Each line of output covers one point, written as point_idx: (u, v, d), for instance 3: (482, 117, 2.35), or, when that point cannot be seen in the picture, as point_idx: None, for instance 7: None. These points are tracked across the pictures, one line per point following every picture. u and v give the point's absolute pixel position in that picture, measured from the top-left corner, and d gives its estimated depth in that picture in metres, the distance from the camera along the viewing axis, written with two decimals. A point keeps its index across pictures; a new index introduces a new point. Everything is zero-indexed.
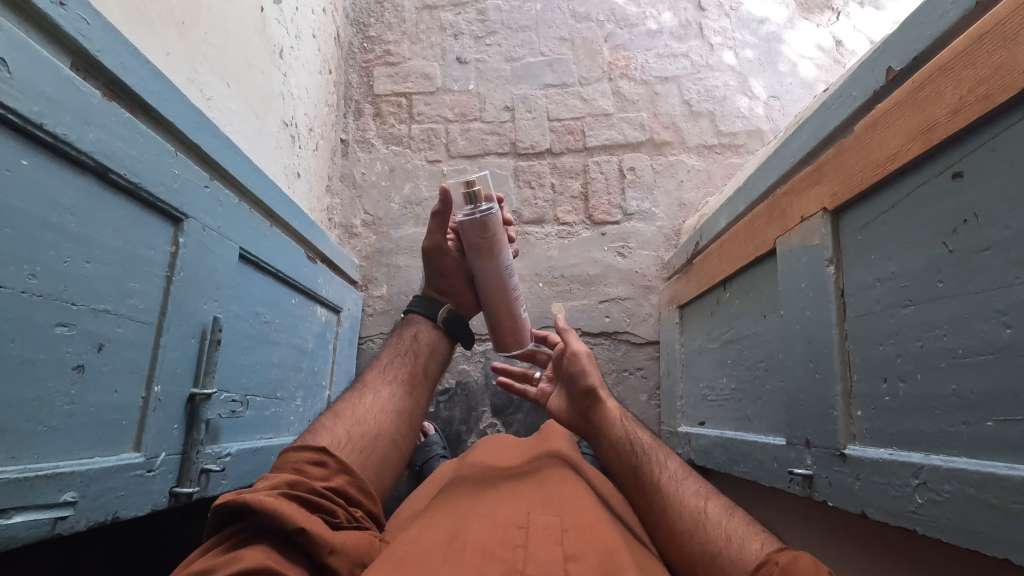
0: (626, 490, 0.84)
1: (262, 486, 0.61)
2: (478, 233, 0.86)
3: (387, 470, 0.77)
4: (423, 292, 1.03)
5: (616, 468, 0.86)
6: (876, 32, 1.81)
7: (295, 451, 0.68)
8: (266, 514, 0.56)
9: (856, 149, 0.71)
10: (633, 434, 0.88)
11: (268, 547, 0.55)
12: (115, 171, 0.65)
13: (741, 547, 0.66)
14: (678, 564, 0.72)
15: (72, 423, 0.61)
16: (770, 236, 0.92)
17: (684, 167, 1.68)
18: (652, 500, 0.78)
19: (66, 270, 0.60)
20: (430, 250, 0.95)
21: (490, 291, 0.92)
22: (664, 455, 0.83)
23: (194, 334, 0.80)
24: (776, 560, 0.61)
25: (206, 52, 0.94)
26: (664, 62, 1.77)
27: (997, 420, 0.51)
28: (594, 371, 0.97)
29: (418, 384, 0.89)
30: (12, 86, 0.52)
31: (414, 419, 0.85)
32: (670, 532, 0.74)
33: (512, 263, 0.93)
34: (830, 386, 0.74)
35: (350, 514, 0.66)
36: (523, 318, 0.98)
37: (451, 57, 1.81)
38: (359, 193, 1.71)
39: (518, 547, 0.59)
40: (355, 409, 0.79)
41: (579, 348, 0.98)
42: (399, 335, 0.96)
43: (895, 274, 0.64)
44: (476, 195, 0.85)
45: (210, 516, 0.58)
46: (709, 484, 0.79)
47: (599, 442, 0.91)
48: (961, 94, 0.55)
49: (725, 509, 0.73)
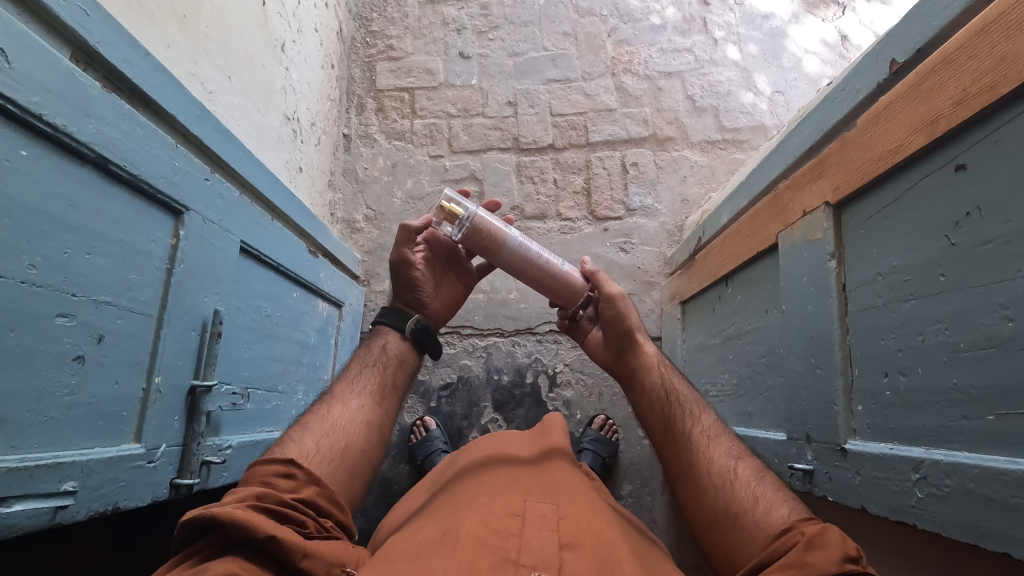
0: (656, 440, 0.84)
1: (229, 500, 0.60)
2: (473, 240, 0.94)
3: (356, 480, 0.76)
4: (393, 304, 1.04)
5: (649, 418, 0.87)
6: (882, 27, 1.79)
7: (263, 463, 0.67)
8: (235, 526, 0.55)
9: (859, 143, 0.70)
10: (671, 387, 0.88)
11: (238, 559, 0.54)
12: (115, 163, 0.65)
13: (767, 513, 0.66)
14: (694, 519, 0.73)
15: (72, 414, 0.61)
16: (772, 231, 0.91)
17: (687, 163, 1.67)
18: (680, 455, 0.78)
19: (66, 261, 0.60)
20: (397, 263, 1.00)
21: (524, 271, 0.96)
22: (699, 410, 0.83)
23: (195, 327, 0.81)
24: (802, 529, 0.61)
25: (207, 45, 0.93)
26: (668, 58, 1.76)
27: (997, 414, 0.51)
28: (631, 310, 0.97)
29: (388, 395, 0.88)
30: (11, 77, 0.52)
31: (384, 429, 0.84)
32: (690, 488, 0.75)
33: (523, 236, 0.96)
34: (831, 381, 0.73)
35: (320, 525, 0.65)
36: (569, 270, 0.99)
37: (454, 52, 1.80)
38: (362, 188, 1.71)
39: (512, 536, 0.59)
40: (324, 420, 0.78)
41: (615, 289, 0.97)
42: (367, 347, 0.94)
43: (897, 268, 0.64)
44: (452, 209, 0.93)
45: (177, 532, 0.57)
46: (742, 444, 0.78)
47: (635, 387, 0.93)
48: (964, 86, 0.54)
49: (756, 472, 0.72)
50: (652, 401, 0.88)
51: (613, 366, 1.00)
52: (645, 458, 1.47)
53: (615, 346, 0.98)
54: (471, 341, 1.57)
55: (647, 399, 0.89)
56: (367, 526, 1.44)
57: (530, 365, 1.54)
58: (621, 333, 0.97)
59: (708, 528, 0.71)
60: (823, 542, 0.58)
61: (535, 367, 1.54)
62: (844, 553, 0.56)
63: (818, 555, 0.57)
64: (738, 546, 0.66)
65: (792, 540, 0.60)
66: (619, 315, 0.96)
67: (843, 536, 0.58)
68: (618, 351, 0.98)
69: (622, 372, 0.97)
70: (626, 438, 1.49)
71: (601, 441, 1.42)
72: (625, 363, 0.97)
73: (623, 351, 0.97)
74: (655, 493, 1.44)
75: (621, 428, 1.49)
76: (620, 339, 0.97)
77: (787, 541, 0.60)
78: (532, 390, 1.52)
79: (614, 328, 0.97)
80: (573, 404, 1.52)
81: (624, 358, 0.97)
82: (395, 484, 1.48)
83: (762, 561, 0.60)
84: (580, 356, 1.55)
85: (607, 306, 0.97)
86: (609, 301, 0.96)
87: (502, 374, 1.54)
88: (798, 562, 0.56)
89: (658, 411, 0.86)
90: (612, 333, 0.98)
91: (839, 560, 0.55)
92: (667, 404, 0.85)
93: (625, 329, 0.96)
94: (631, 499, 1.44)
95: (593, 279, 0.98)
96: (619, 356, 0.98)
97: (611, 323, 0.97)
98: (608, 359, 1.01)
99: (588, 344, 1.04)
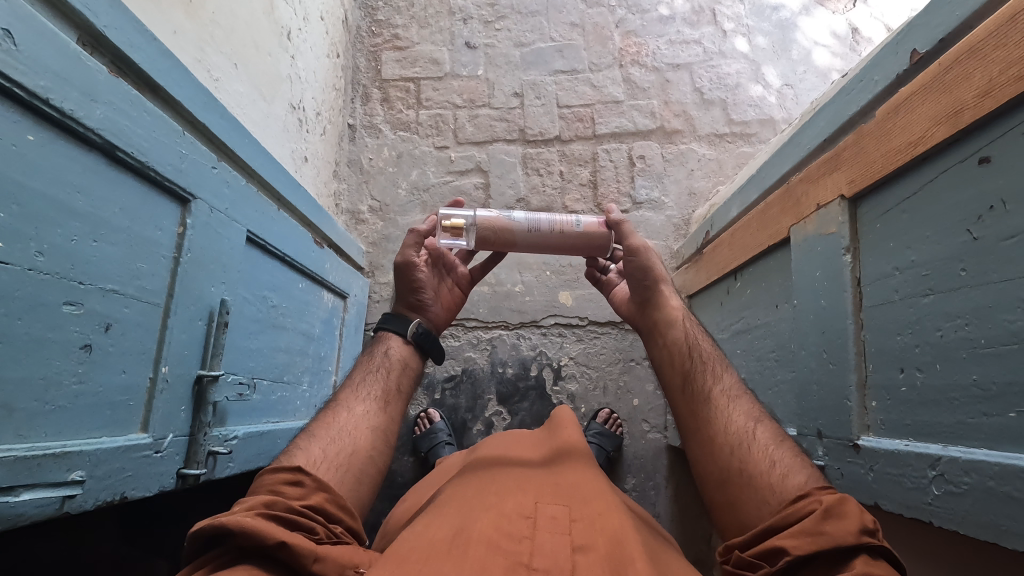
0: (671, 392, 0.83)
1: (238, 509, 0.60)
2: (484, 244, 0.95)
3: (365, 486, 0.75)
4: (394, 310, 1.03)
5: (668, 370, 0.86)
6: (895, 19, 1.77)
7: (271, 473, 0.67)
8: (245, 533, 0.54)
9: (878, 135, 0.69)
10: (695, 343, 0.86)
11: (250, 567, 0.53)
12: (122, 149, 0.64)
13: (783, 479, 0.65)
14: (704, 473, 0.73)
15: (80, 403, 0.61)
16: (784, 224, 0.90)
17: (695, 156, 1.65)
18: (696, 410, 0.78)
19: (74, 249, 0.59)
20: (401, 265, 1.00)
21: (547, 246, 0.96)
22: (721, 368, 0.81)
23: (201, 317, 0.80)
24: (819, 497, 0.59)
25: (212, 31, 0.92)
26: (676, 49, 1.74)
27: (1018, 412, 0.50)
28: (655, 261, 0.95)
29: (394, 400, 0.87)
30: (18, 60, 0.51)
31: (391, 434, 0.82)
32: (704, 454, 0.74)
33: (529, 214, 0.95)
34: (844, 377, 0.73)
35: (330, 531, 0.64)
36: (588, 224, 0.96)
37: (460, 42, 1.79)
38: (366, 178, 1.70)
39: (524, 539, 0.59)
40: (330, 427, 0.77)
41: (638, 241, 0.94)
42: (370, 353, 0.93)
43: (916, 263, 0.63)
44: (455, 225, 0.94)
45: (188, 543, 0.56)
46: (763, 405, 0.76)
47: (657, 341, 0.91)
48: (992, 76, 0.53)
49: (774, 435, 0.70)
50: (671, 357, 0.86)
51: (633, 320, 0.99)
52: (649, 453, 1.47)
53: (638, 299, 0.97)
54: (476, 333, 1.56)
55: (665, 356, 0.88)
56: (372, 518, 1.43)
57: (535, 358, 1.54)
58: (645, 284, 0.95)
59: (720, 492, 0.70)
60: (841, 511, 0.57)
61: (540, 361, 1.53)
62: (862, 524, 0.55)
63: (836, 524, 0.56)
64: (748, 506, 0.66)
65: (808, 506, 0.59)
66: (643, 265, 0.94)
67: (861, 507, 0.58)
68: (642, 304, 0.97)
69: (642, 326, 0.96)
70: (631, 432, 1.48)
71: (605, 435, 1.41)
72: (645, 317, 0.95)
73: (645, 304, 0.96)
74: (659, 487, 1.44)
75: (626, 422, 1.49)
76: (643, 290, 0.96)
77: (802, 507, 0.59)
78: (537, 383, 1.52)
79: (637, 279, 0.96)
80: (578, 398, 1.52)
81: (646, 310, 0.96)
82: (399, 476, 1.48)
83: (775, 525, 0.60)
84: (585, 349, 1.54)
85: (631, 257, 0.94)
86: (633, 252, 0.94)
87: (506, 367, 1.53)
88: (815, 531, 0.56)
89: (676, 368, 0.84)
90: (636, 285, 0.96)
91: (856, 531, 0.55)
92: (687, 361, 0.84)
93: (648, 281, 0.95)
94: (635, 493, 1.44)
95: (619, 229, 0.95)
96: (641, 308, 0.97)
97: (636, 274, 0.95)
98: (631, 312, 1.00)
99: (613, 298, 1.05)
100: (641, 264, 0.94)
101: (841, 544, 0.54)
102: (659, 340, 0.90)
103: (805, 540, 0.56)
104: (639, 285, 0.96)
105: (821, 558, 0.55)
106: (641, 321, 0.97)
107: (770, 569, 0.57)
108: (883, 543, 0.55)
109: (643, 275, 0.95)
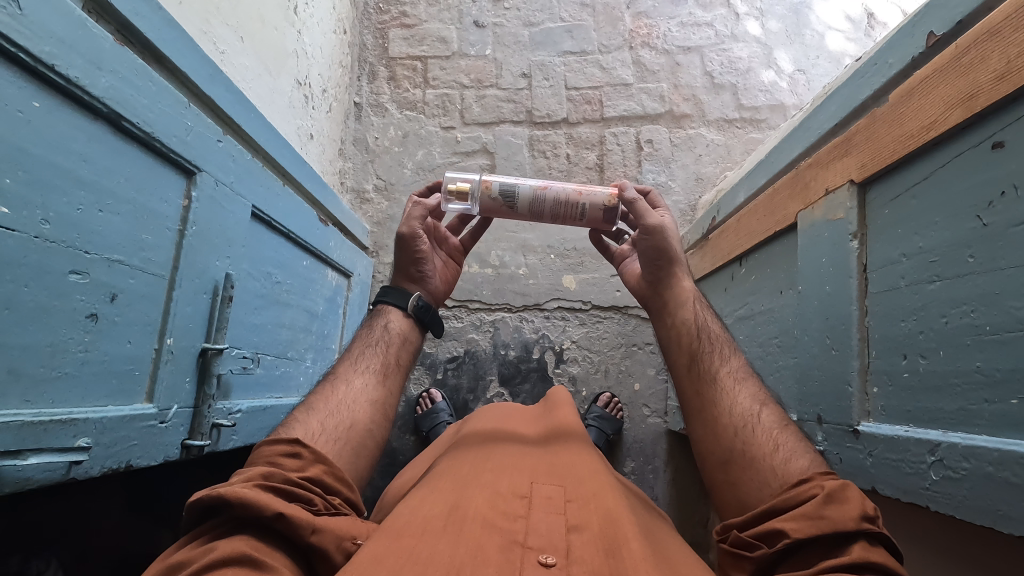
0: (676, 372, 0.83)
1: (236, 480, 0.60)
2: (489, 212, 0.97)
3: (364, 459, 0.76)
4: (394, 282, 1.02)
5: (674, 351, 0.85)
6: (911, 5, 1.75)
7: (267, 445, 0.67)
8: (244, 505, 0.55)
9: (891, 120, 0.68)
10: (703, 323, 0.85)
11: (247, 538, 0.54)
12: (127, 119, 0.64)
13: (786, 463, 0.65)
14: (706, 452, 0.74)
15: (87, 370, 0.61)
16: (792, 210, 0.89)
17: (703, 141, 1.64)
18: (701, 391, 0.78)
19: (80, 218, 0.59)
20: (404, 236, 0.98)
21: (552, 215, 0.95)
22: (728, 351, 0.81)
23: (206, 291, 0.80)
24: (821, 482, 0.60)
25: (219, 3, 0.91)
26: (687, 32, 1.72)
27: (1021, 399, 0.50)
28: (673, 240, 0.92)
29: (392, 373, 0.87)
30: (23, 24, 0.50)
31: (389, 408, 0.83)
32: (705, 436, 0.74)
33: (540, 183, 0.94)
34: (847, 362, 0.73)
35: (328, 502, 0.64)
36: (596, 199, 0.94)
37: (468, 21, 1.76)
38: (372, 157, 1.69)
39: (518, 518, 0.60)
40: (329, 400, 0.78)
41: (655, 220, 0.91)
42: (369, 326, 0.93)
43: (923, 249, 0.62)
44: (461, 188, 0.95)
45: (186, 511, 0.57)
46: (768, 390, 0.76)
47: (664, 320, 0.90)
48: (1010, 58, 0.52)
49: (778, 419, 0.71)
50: (678, 339, 0.86)
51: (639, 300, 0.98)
52: (649, 436, 1.48)
53: (648, 280, 0.95)
54: (478, 315, 1.57)
55: (670, 338, 0.87)
56: (371, 494, 1.45)
57: (537, 341, 1.54)
58: (659, 262, 0.93)
59: (721, 473, 0.71)
60: (843, 496, 0.57)
61: (542, 344, 1.54)
62: (862, 510, 0.56)
63: (837, 509, 0.56)
64: (749, 487, 0.67)
65: (809, 491, 0.59)
66: (658, 245, 0.91)
67: (862, 493, 0.58)
68: (648, 286, 0.95)
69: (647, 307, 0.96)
70: (631, 416, 1.49)
71: (606, 418, 1.41)
72: (651, 299, 0.95)
73: (656, 284, 0.94)
74: (657, 471, 1.45)
75: (627, 406, 1.49)
76: (657, 270, 0.93)
77: (802, 492, 0.59)
78: (538, 365, 1.52)
79: (653, 258, 0.93)
80: (579, 380, 1.52)
81: (653, 291, 0.94)
82: (399, 454, 1.50)
83: (775, 507, 0.60)
84: (587, 334, 1.54)
85: (648, 236, 0.91)
86: (650, 231, 0.91)
87: (508, 350, 1.54)
88: (816, 515, 0.56)
89: (682, 352, 0.84)
90: (650, 263, 0.94)
91: (857, 517, 0.55)
92: (693, 345, 0.83)
93: (662, 260, 0.92)
94: (634, 476, 1.45)
95: (631, 208, 0.92)
96: (649, 288, 0.95)
97: (652, 251, 0.92)
98: (636, 289, 0.99)
99: (624, 273, 1.03)
100: (657, 243, 0.91)
101: (841, 529, 0.54)
102: (665, 324, 0.90)
103: (804, 524, 0.56)
104: (654, 264, 0.93)
105: (818, 541, 0.56)
106: (647, 302, 0.96)
107: (767, 550, 0.57)
108: (882, 529, 0.55)
109: (658, 253, 0.92)
